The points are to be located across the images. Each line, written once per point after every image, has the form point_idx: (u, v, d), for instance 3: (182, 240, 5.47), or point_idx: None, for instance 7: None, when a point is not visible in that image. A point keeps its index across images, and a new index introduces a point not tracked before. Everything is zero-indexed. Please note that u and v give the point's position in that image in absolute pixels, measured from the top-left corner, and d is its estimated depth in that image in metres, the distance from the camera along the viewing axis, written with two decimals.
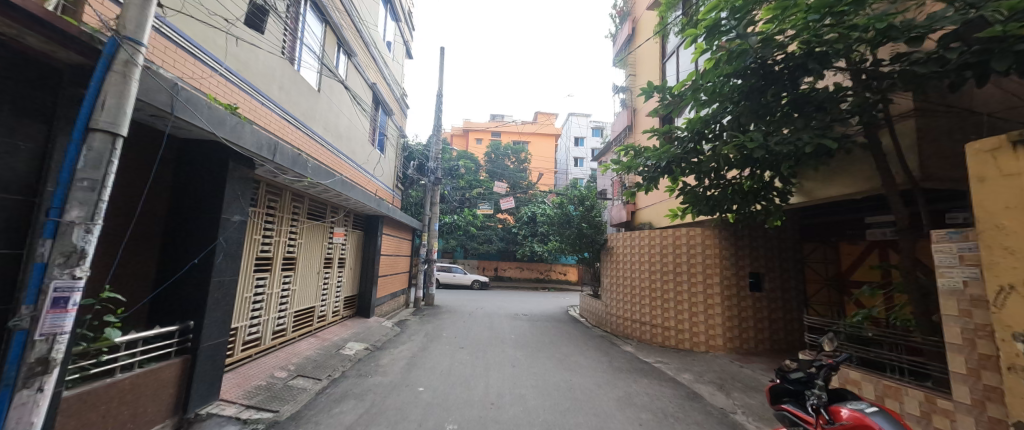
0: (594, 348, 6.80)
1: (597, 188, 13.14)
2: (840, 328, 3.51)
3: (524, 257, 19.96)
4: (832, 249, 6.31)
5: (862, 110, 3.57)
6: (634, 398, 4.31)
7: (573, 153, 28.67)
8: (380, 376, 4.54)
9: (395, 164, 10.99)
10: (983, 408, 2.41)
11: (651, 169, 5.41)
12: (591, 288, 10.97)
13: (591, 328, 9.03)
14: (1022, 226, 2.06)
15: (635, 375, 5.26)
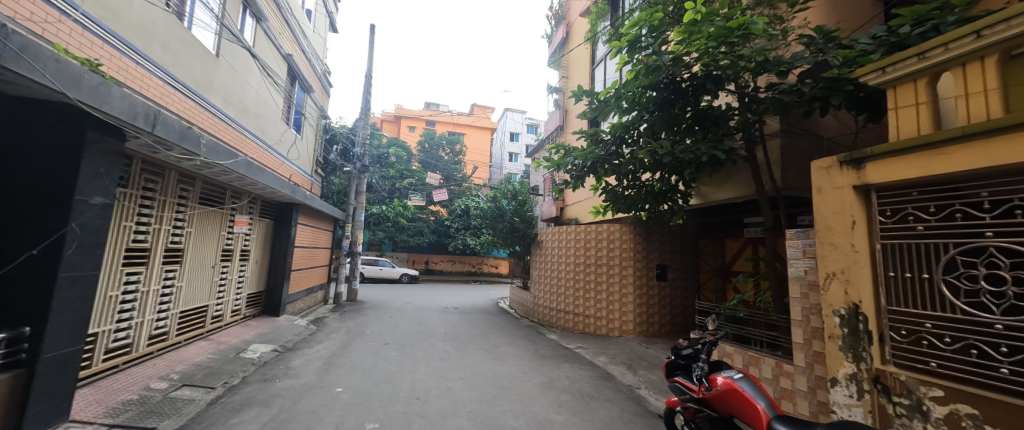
0: (521, 338, 7.11)
1: (529, 184, 13.58)
2: (721, 310, 4.20)
3: (456, 250, 19.87)
4: (720, 245, 7.33)
5: (745, 127, 4.29)
6: (554, 382, 4.65)
7: (508, 148, 29.08)
8: (292, 379, 4.28)
9: (314, 147, 10.22)
10: (812, 369, 3.08)
11: (578, 168, 5.79)
12: (520, 280, 11.36)
13: (519, 319, 9.42)
14: (844, 226, 2.65)
15: (558, 361, 5.65)
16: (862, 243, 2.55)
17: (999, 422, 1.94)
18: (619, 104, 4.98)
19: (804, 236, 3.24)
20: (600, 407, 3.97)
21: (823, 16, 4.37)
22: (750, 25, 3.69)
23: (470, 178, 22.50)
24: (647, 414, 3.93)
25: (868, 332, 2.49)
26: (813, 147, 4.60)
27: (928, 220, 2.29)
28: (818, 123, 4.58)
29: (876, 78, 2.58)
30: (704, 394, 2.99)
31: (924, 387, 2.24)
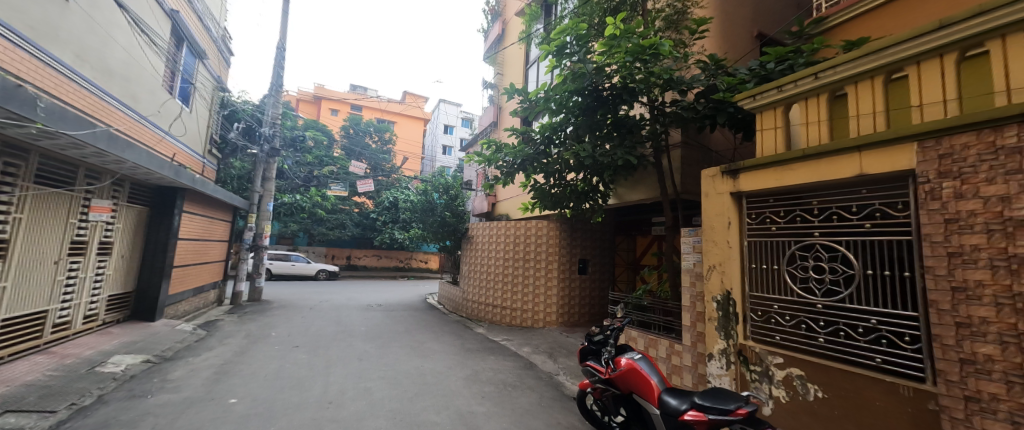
0: (448, 333, 7.14)
1: (461, 178, 13.56)
2: (629, 299, 4.70)
3: (382, 244, 19.07)
4: (632, 241, 8.01)
5: (654, 137, 4.83)
6: (478, 375, 4.79)
7: (441, 141, 28.51)
8: (169, 394, 3.75)
9: (207, 122, 9.03)
10: (696, 347, 3.61)
11: (508, 165, 6.04)
12: (450, 275, 11.33)
13: (447, 314, 9.41)
14: (723, 226, 3.12)
15: (483, 354, 5.81)
16: (735, 240, 3.03)
17: (818, 379, 2.49)
18: (548, 106, 5.22)
19: (694, 234, 3.78)
20: (522, 394, 4.21)
21: (718, 43, 5.01)
22: (659, 46, 4.17)
23: (400, 170, 21.67)
24: (564, 397, 4.26)
25: (735, 314, 2.98)
26: (706, 158, 5.33)
27: (778, 222, 2.84)
28: (711, 138, 5.33)
29: (748, 103, 3.11)
30: (610, 375, 3.22)
31: (771, 355, 2.77)
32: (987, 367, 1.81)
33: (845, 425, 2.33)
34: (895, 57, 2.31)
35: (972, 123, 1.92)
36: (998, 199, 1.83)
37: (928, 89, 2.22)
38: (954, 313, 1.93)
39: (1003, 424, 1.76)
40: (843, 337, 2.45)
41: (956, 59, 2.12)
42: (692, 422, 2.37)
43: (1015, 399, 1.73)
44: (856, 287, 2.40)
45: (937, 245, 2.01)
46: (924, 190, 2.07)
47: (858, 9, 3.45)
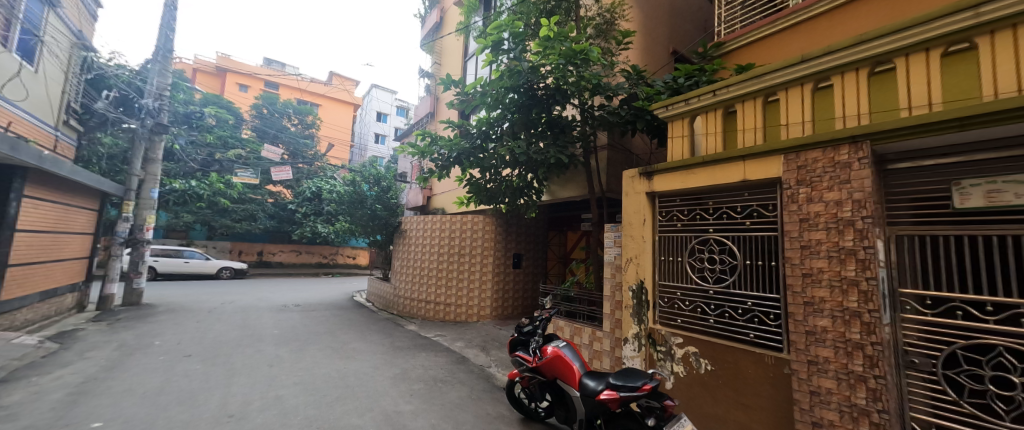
0: (376, 332, 6.89)
1: (394, 169, 13.07)
2: (559, 291, 4.98)
3: (302, 238, 17.64)
4: (564, 236, 8.41)
5: (583, 138, 5.16)
6: (407, 373, 4.72)
7: (373, 129, 27.07)
8: (3, 423, 3.06)
9: (59, 87, 7.51)
10: (615, 332, 3.95)
11: (444, 158, 6.00)
12: (380, 270, 10.89)
13: (377, 311, 9.05)
14: (639, 222, 3.45)
15: (414, 351, 5.72)
16: (648, 235, 3.38)
17: (708, 355, 2.90)
18: (485, 100, 5.26)
19: (615, 230, 4.11)
20: (451, 389, 4.23)
21: (640, 55, 5.44)
22: (588, 52, 4.45)
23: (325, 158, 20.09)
24: (494, 388, 4.38)
25: (647, 301, 3.33)
26: (628, 161, 5.80)
27: (682, 219, 3.22)
28: (633, 142, 5.83)
29: (661, 112, 3.48)
30: (537, 363, 3.37)
31: (674, 336, 3.15)
32: (823, 336, 2.28)
33: (726, 392, 2.76)
34: (771, 83, 2.79)
35: (820, 142, 2.39)
36: (835, 203, 2.29)
37: (793, 110, 2.70)
38: (804, 295, 2.39)
39: (832, 381, 2.23)
40: (727, 317, 2.88)
41: (811, 88, 2.62)
42: (608, 401, 2.62)
43: (840, 360, 2.20)
44: (738, 275, 2.84)
45: (795, 240, 2.46)
46: (788, 194, 2.51)
47: (748, 39, 4.00)
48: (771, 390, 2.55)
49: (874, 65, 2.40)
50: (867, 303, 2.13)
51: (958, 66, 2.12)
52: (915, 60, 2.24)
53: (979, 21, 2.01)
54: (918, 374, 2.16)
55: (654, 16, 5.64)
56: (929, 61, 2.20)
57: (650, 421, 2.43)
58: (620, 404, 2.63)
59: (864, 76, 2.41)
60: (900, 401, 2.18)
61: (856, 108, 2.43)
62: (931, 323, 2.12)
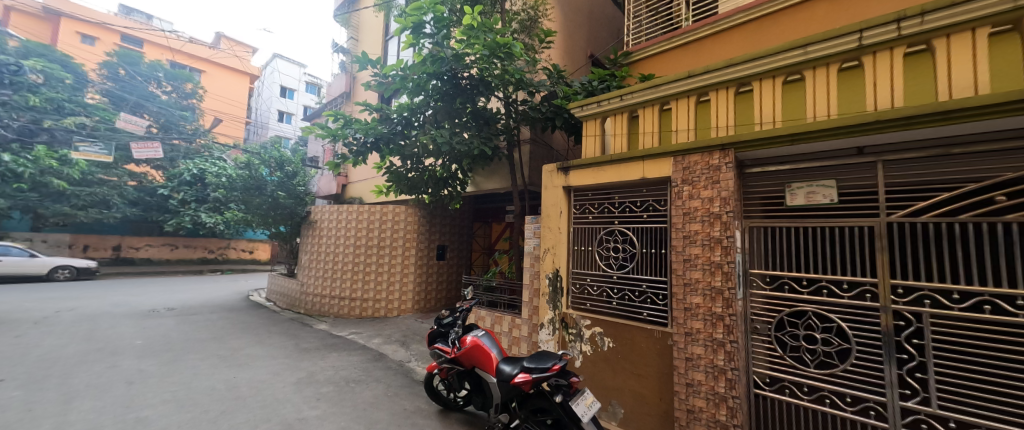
0: (278, 334, 6.29)
1: (301, 152, 11.90)
2: (481, 281, 5.09)
3: (183, 229, 15.23)
4: (488, 227, 8.55)
5: (507, 131, 5.30)
6: (315, 376, 4.44)
7: (276, 105, 24.22)
8: None
9: None
10: (532, 318, 4.18)
11: (359, 143, 5.67)
12: (284, 265, 9.90)
13: (282, 311, 8.26)
14: (555, 214, 3.69)
15: (323, 352, 5.38)
16: (563, 226, 3.63)
17: (610, 333, 3.24)
18: (405, 85, 5.04)
19: (535, 221, 4.32)
20: (364, 389, 4.10)
21: (560, 55, 5.71)
22: (511, 46, 4.47)
23: (212, 135, 17.23)
24: (412, 383, 4.35)
25: (561, 288, 3.58)
26: (548, 155, 6.10)
27: (593, 212, 3.53)
28: (553, 138, 6.14)
29: (577, 112, 3.76)
30: (456, 354, 3.41)
31: (582, 319, 3.45)
32: (696, 311, 2.71)
33: (623, 364, 3.14)
34: (666, 93, 3.17)
35: (698, 147, 2.80)
36: (708, 199, 2.71)
37: (680, 119, 3.11)
38: (683, 276, 2.80)
39: (700, 348, 2.67)
40: (626, 299, 3.24)
41: (693, 101, 3.06)
42: (521, 383, 2.79)
43: (706, 330, 2.65)
44: (637, 262, 3.21)
45: (679, 231, 2.86)
46: (674, 191, 2.90)
47: (651, 52, 4.45)
48: (658, 360, 2.95)
49: (738, 86, 2.88)
50: (727, 281, 2.58)
51: (794, 92, 2.65)
52: (767, 84, 2.73)
53: (807, 57, 2.54)
54: (760, 338, 2.69)
55: (573, 20, 5.96)
56: (774, 87, 2.71)
57: (557, 398, 2.65)
58: (532, 385, 2.81)
59: (732, 93, 2.88)
60: (746, 359, 2.71)
61: (726, 120, 2.89)
62: (771, 297, 2.66)
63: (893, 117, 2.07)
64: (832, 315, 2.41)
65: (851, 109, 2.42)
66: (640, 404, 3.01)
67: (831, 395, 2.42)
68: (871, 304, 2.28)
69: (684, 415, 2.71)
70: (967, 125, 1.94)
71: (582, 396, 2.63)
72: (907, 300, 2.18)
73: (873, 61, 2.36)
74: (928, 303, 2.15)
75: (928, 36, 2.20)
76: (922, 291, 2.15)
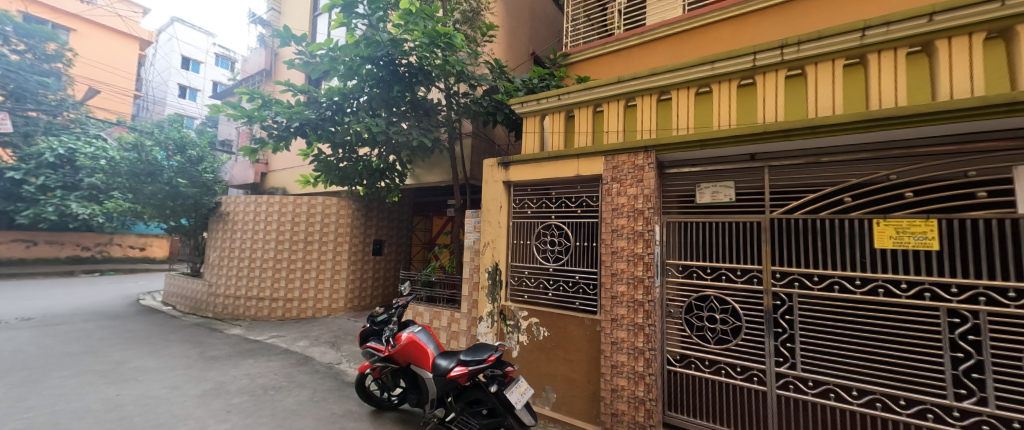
0: (180, 343, 5.61)
1: (210, 136, 10.59)
2: (419, 276, 5.02)
3: (48, 222, 12.74)
4: (429, 221, 8.40)
5: (448, 124, 5.28)
6: (226, 386, 4.06)
7: (178, 79, 21.25)
8: None
9: None
10: (471, 312, 4.23)
11: (280, 127, 5.18)
12: (186, 264, 8.78)
13: (185, 316, 7.35)
14: (494, 209, 3.76)
15: (238, 359, 4.93)
16: (502, 220, 3.71)
17: (546, 323, 3.40)
18: (336, 67, 4.75)
19: (475, 216, 4.35)
20: (287, 396, 3.84)
21: (503, 51, 5.78)
22: (451, 37, 4.40)
23: (91, 109, 14.60)
24: (342, 386, 4.18)
25: (500, 281, 3.67)
26: (490, 150, 6.16)
27: (532, 206, 3.64)
28: (494, 134, 6.20)
29: (517, 108, 3.84)
30: (390, 351, 3.35)
31: (520, 310, 3.57)
32: (620, 299, 2.95)
33: (556, 351, 3.31)
34: (599, 95, 3.38)
35: (625, 149, 3.04)
36: (634, 197, 2.96)
37: (611, 121, 3.33)
38: (611, 267, 3.04)
39: (623, 333, 2.93)
40: (562, 290, 3.41)
41: (621, 105, 3.31)
42: (457, 376, 2.85)
43: (630, 317, 2.90)
44: (571, 254, 3.39)
45: (608, 225, 3.08)
46: (605, 188, 3.11)
47: (587, 55, 4.67)
48: (587, 345, 3.17)
49: (659, 94, 3.16)
50: (647, 271, 2.86)
51: (704, 103, 2.99)
52: (682, 93, 3.04)
53: (713, 73, 2.87)
54: (674, 321, 3.02)
55: (515, 16, 6.04)
56: (687, 97, 3.02)
57: (492, 388, 2.76)
58: (467, 378, 2.89)
59: (655, 100, 3.15)
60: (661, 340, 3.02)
61: (649, 124, 3.16)
62: (685, 284, 2.99)
63: (775, 129, 2.45)
64: (730, 298, 2.79)
65: (746, 120, 2.79)
66: (571, 387, 3.22)
67: (727, 367, 2.80)
68: (757, 287, 2.69)
69: (609, 394, 2.95)
70: (827, 138, 2.37)
71: (516, 384, 2.74)
72: (783, 282, 2.62)
73: (763, 79, 2.74)
74: (797, 285, 2.60)
75: (804, 62, 2.62)
76: (793, 274, 2.63)
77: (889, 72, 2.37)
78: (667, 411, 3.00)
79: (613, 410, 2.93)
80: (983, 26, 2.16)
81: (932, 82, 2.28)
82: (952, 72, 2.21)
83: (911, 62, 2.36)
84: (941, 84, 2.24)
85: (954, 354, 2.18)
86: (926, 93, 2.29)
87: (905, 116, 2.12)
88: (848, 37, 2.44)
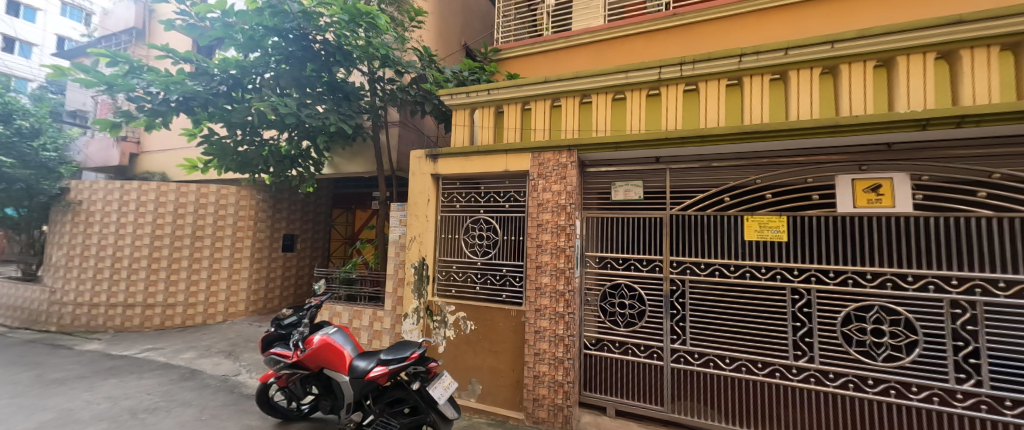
0: (7, 365, 4.47)
1: (50, 102, 8.28)
2: (337, 274, 4.69)
3: None
4: (351, 214, 7.88)
5: (371, 111, 5.01)
6: (78, 413, 3.35)
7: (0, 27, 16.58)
8: None
9: None
10: (395, 309, 4.09)
11: (156, 100, 4.36)
12: (16, 265, 6.98)
13: (14, 332, 5.85)
14: (421, 202, 3.67)
15: (96, 379, 4.10)
16: (429, 214, 3.64)
17: (473, 316, 3.44)
18: (232, 35, 4.15)
19: (401, 209, 4.19)
20: (166, 417, 3.32)
21: (433, 38, 5.63)
22: (374, 17, 4.16)
23: None
24: (240, 400, 3.74)
25: (427, 276, 3.61)
26: (419, 140, 5.99)
27: (461, 200, 3.65)
28: (423, 124, 6.04)
29: (447, 99, 3.80)
30: (299, 357, 3.08)
31: (447, 305, 3.56)
32: (544, 290, 3.12)
33: (483, 343, 3.39)
34: (526, 93, 3.50)
35: (550, 147, 3.21)
36: (557, 193, 3.14)
37: (538, 119, 3.48)
38: (535, 260, 3.18)
39: (543, 323, 3.11)
40: (489, 283, 3.47)
41: (547, 105, 3.47)
42: (377, 376, 2.76)
43: (552, 307, 3.08)
44: (499, 248, 3.46)
45: (534, 220, 3.22)
46: (531, 184, 3.25)
47: (517, 53, 4.77)
48: (512, 336, 3.28)
49: (581, 97, 3.38)
50: (568, 263, 3.06)
51: (619, 108, 3.28)
52: (601, 98, 3.30)
53: (626, 81, 3.16)
54: (591, 309, 3.29)
55: (446, 5, 5.91)
56: (605, 102, 3.29)
57: (415, 385, 2.72)
58: (388, 378, 2.81)
59: (578, 102, 3.37)
60: (580, 326, 3.28)
61: (573, 124, 3.36)
62: (601, 274, 3.28)
63: (672, 136, 2.81)
64: (637, 285, 3.13)
65: (652, 127, 3.14)
66: (496, 377, 3.31)
67: (633, 347, 3.15)
68: (659, 275, 3.07)
69: (532, 381, 3.11)
70: (712, 147, 2.78)
71: (439, 380, 2.73)
72: (678, 270, 3.03)
73: (667, 91, 3.10)
74: (689, 272, 3.03)
75: (697, 79, 3.01)
76: (685, 263, 3.05)
77: (758, 93, 2.85)
78: (583, 391, 3.28)
79: (535, 396, 3.10)
80: (819, 63, 2.71)
81: (786, 106, 2.80)
82: (799, 98, 2.74)
83: (773, 86, 2.87)
84: (791, 107, 2.76)
85: (793, 324, 2.76)
86: (783, 113, 2.81)
87: (765, 131, 2.59)
88: (728, 62, 2.88)
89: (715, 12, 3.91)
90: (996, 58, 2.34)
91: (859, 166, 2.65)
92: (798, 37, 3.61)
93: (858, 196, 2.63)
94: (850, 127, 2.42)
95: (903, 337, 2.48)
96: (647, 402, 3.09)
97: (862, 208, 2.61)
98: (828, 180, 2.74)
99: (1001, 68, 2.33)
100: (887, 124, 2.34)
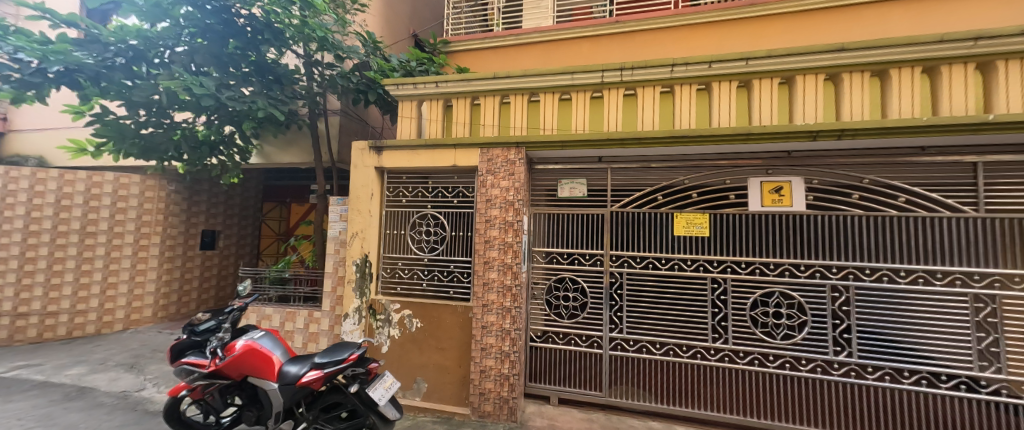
0: None
1: None
2: (268, 273, 4.33)
3: None
4: (285, 209, 7.33)
5: (309, 97, 4.64)
6: None
7: None
8: None
9: None
10: (334, 310, 3.85)
11: (28, 69, 3.64)
12: None
13: None
14: (363, 195, 3.50)
15: None
16: (372, 208, 3.48)
17: (419, 314, 3.37)
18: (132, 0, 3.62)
19: (341, 203, 3.96)
20: None
21: (378, 24, 5.35)
22: None
23: None
24: (146, 418, 3.29)
25: (370, 273, 3.45)
26: (361, 130, 5.70)
27: (407, 195, 3.54)
28: (367, 114, 5.77)
29: (392, 90, 3.64)
30: (217, 365, 2.77)
31: (392, 303, 3.44)
32: (491, 285, 3.15)
33: (428, 341, 3.33)
34: (475, 88, 3.48)
35: (498, 143, 3.23)
36: (506, 189, 3.17)
37: (487, 115, 3.49)
38: (483, 256, 3.20)
39: (491, 319, 3.14)
40: (436, 279, 3.42)
41: (496, 101, 3.49)
42: (311, 382, 2.59)
43: (501, 303, 3.12)
44: (446, 244, 3.42)
45: (482, 215, 3.23)
46: (480, 180, 3.25)
47: (467, 46, 4.72)
48: (458, 332, 3.27)
49: (529, 95, 3.44)
50: (515, 258, 3.12)
51: (564, 108, 3.39)
52: (548, 97, 3.38)
53: (572, 81, 3.27)
54: (537, 303, 3.40)
55: None
56: (552, 102, 3.38)
57: (353, 388, 2.60)
58: (323, 382, 2.64)
59: (526, 100, 3.43)
60: (527, 320, 3.38)
61: (521, 122, 3.42)
62: (548, 268, 3.39)
63: (615, 138, 2.98)
64: (580, 278, 3.30)
65: (595, 127, 3.30)
66: (442, 374, 3.28)
67: (576, 337, 3.31)
68: (599, 269, 3.26)
69: (478, 376, 3.13)
70: (649, 149, 2.99)
71: (381, 381, 2.63)
72: (617, 264, 3.24)
73: (609, 94, 3.27)
74: (626, 265, 3.24)
75: (635, 84, 3.22)
76: (623, 257, 3.27)
77: (687, 101, 3.12)
78: (529, 382, 3.39)
79: (481, 390, 3.12)
80: (738, 77, 3.02)
81: (710, 113, 3.09)
82: (721, 107, 3.04)
83: (700, 96, 3.15)
84: (714, 115, 3.06)
85: (713, 310, 3.08)
86: (707, 120, 3.11)
87: (694, 137, 2.84)
88: (662, 70, 3.11)
89: (652, 23, 4.19)
90: (867, 83, 2.80)
91: (767, 170, 3.03)
92: (722, 52, 3.99)
93: (765, 196, 3.01)
94: (759, 135, 2.76)
95: (797, 317, 2.89)
96: (587, 389, 3.27)
97: (768, 207, 3.00)
98: (742, 183, 3.10)
99: (870, 91, 2.81)
100: (788, 134, 2.71)
